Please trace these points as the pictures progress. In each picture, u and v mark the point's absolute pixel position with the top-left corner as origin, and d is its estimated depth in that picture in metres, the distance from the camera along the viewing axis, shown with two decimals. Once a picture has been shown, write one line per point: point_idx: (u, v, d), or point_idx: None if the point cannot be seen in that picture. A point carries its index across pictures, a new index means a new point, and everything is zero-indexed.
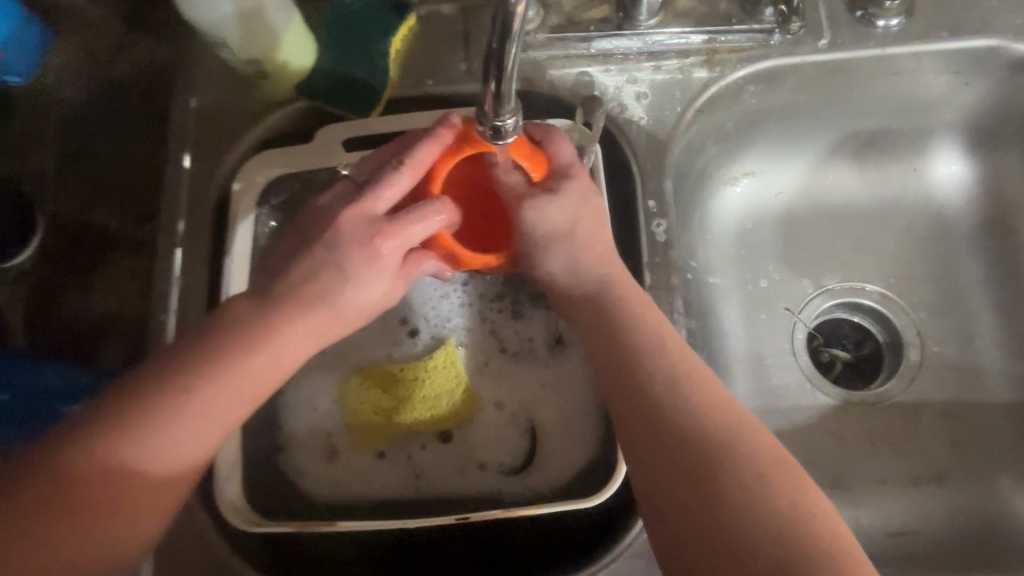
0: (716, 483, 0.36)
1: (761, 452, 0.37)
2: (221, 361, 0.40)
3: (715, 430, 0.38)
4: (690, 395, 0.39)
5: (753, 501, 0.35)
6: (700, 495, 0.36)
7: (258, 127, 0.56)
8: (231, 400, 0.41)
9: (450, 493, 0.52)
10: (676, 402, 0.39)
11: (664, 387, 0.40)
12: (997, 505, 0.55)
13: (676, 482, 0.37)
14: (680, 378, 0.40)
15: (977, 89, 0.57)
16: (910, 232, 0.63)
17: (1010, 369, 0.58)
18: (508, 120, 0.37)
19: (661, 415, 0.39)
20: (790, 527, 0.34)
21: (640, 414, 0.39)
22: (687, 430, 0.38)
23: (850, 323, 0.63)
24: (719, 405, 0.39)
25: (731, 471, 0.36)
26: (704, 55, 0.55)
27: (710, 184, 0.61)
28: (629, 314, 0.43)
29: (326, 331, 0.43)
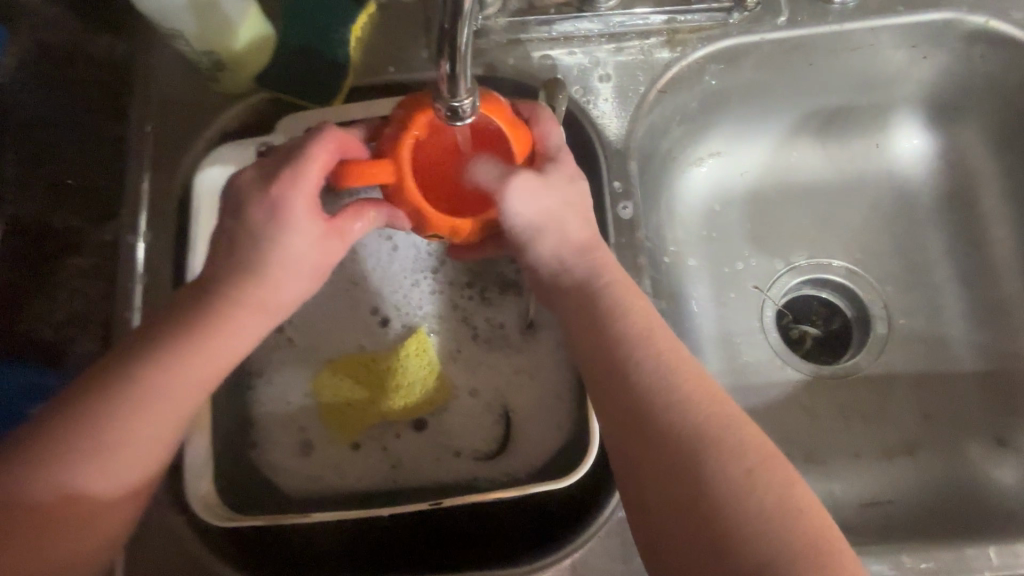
0: (700, 477, 0.35)
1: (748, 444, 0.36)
2: (169, 359, 0.40)
3: (699, 421, 0.37)
4: (675, 384, 0.38)
5: (735, 496, 0.34)
6: (681, 489, 0.35)
7: (217, 122, 0.56)
8: (181, 401, 0.40)
9: (426, 480, 0.52)
10: (658, 391, 0.38)
11: (650, 376, 0.39)
12: (966, 473, 0.55)
13: (657, 478, 0.36)
14: (664, 366, 0.39)
15: (934, 62, 0.58)
16: (874, 206, 0.63)
17: (977, 340, 0.59)
18: (465, 102, 0.37)
19: (642, 407, 0.38)
20: (775, 523, 0.33)
21: (623, 403, 0.38)
22: (672, 422, 0.37)
23: (818, 299, 0.64)
24: (705, 395, 0.38)
25: (713, 465, 0.35)
26: (665, 36, 0.55)
27: (676, 165, 0.62)
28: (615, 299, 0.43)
29: (262, 318, 0.43)
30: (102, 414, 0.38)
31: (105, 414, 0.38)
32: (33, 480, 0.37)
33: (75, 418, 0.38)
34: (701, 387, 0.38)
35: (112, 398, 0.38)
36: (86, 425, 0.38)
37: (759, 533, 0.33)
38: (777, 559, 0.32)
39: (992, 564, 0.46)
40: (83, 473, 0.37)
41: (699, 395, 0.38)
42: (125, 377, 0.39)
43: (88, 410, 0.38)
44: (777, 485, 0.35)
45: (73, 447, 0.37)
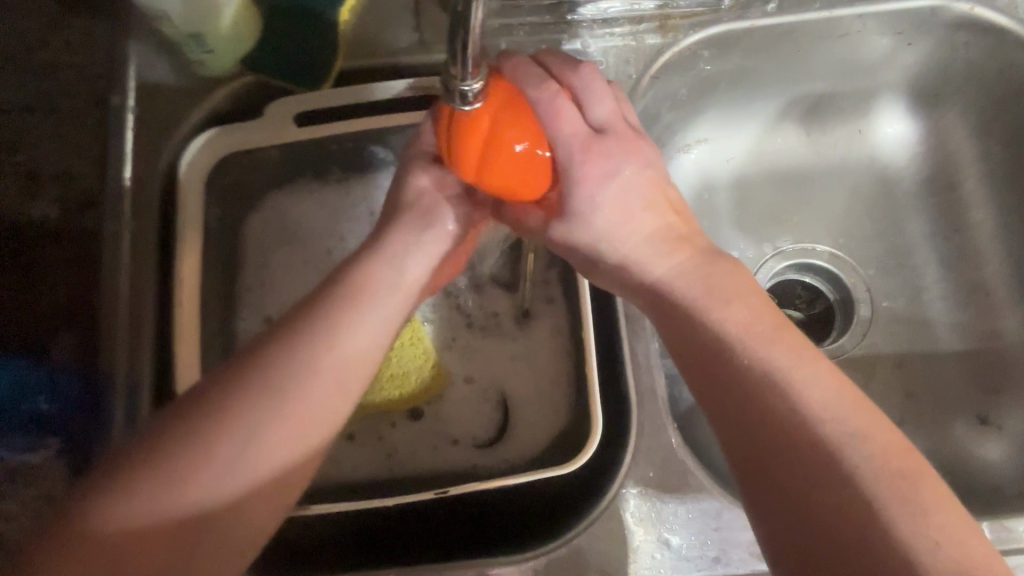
0: (845, 504, 0.30)
1: (903, 471, 0.31)
2: (297, 358, 0.36)
3: (845, 436, 0.31)
4: (817, 397, 0.33)
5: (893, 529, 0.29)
6: (819, 511, 0.30)
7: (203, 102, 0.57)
8: (316, 411, 0.36)
9: (422, 469, 0.51)
10: (787, 391, 0.33)
11: (785, 377, 0.34)
12: (953, 451, 0.57)
13: (794, 500, 0.31)
14: (797, 365, 0.34)
15: (917, 48, 0.59)
16: (857, 191, 0.64)
17: (960, 321, 0.60)
18: (474, 85, 0.34)
19: (775, 415, 0.33)
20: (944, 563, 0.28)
21: (751, 411, 0.33)
22: (814, 440, 0.32)
23: (801, 283, 0.64)
24: (846, 398, 0.33)
25: (866, 491, 0.30)
26: (657, 21, 0.56)
27: (665, 151, 0.62)
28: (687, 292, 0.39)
29: (383, 299, 0.40)
30: (238, 411, 0.34)
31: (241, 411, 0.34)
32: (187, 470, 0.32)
33: (209, 412, 0.34)
34: (840, 394, 0.33)
35: (245, 396, 0.35)
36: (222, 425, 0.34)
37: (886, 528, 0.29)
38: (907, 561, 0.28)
39: (986, 539, 0.47)
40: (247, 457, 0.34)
41: (843, 403, 0.33)
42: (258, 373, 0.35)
43: (216, 407, 0.34)
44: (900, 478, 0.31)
45: (234, 439, 0.33)
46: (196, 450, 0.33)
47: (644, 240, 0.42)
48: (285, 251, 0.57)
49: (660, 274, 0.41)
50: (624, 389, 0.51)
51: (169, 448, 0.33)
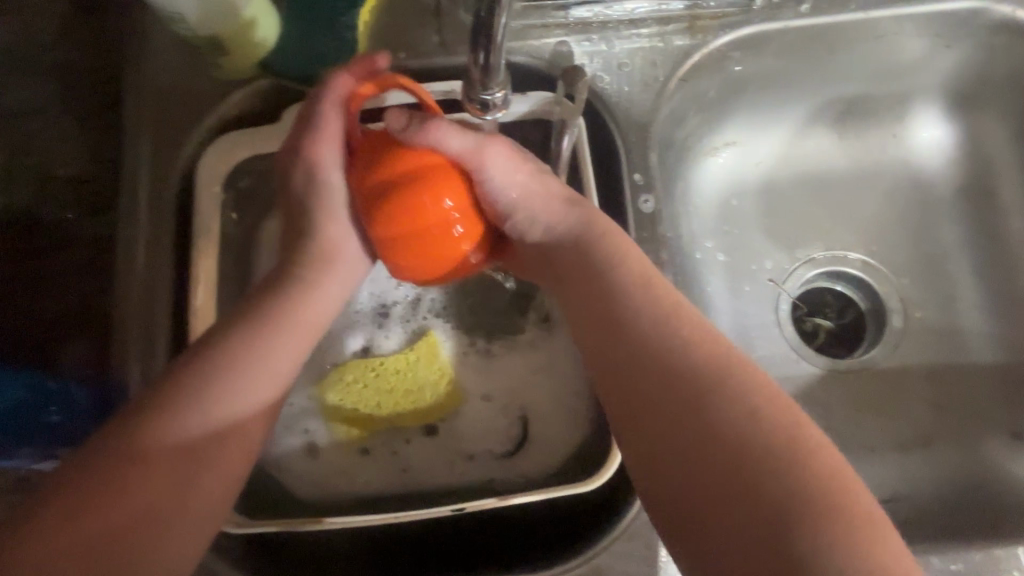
0: (700, 429, 0.33)
1: (741, 391, 0.34)
2: (278, 316, 0.40)
3: (698, 365, 0.35)
4: (666, 338, 0.37)
5: (737, 436, 0.33)
6: (687, 443, 0.34)
7: (216, 110, 0.53)
8: (286, 370, 0.39)
9: (442, 484, 0.51)
10: (648, 339, 0.37)
11: (646, 321, 0.38)
12: (986, 468, 0.55)
13: (663, 444, 0.34)
14: (653, 308, 0.38)
15: (957, 51, 0.57)
16: (891, 197, 0.62)
17: (994, 333, 0.58)
18: (497, 94, 0.35)
19: (641, 367, 0.37)
20: (781, 461, 0.32)
21: (627, 360, 0.37)
22: (670, 378, 0.35)
23: (831, 292, 0.62)
24: (693, 335, 0.37)
25: (721, 412, 0.34)
26: (685, 22, 0.54)
27: (692, 155, 0.60)
28: (597, 261, 0.41)
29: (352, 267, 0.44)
30: (229, 362, 0.37)
31: (232, 361, 0.37)
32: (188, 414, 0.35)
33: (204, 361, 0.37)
34: (687, 333, 0.37)
35: (234, 350, 0.38)
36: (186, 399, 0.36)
37: (774, 471, 0.31)
38: (792, 501, 0.30)
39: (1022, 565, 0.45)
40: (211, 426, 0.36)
41: (689, 339, 0.37)
42: (244, 330, 0.39)
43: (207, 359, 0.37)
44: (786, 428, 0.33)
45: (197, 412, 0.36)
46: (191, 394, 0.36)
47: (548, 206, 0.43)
48: None
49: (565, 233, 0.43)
50: None
51: (160, 408, 0.35)
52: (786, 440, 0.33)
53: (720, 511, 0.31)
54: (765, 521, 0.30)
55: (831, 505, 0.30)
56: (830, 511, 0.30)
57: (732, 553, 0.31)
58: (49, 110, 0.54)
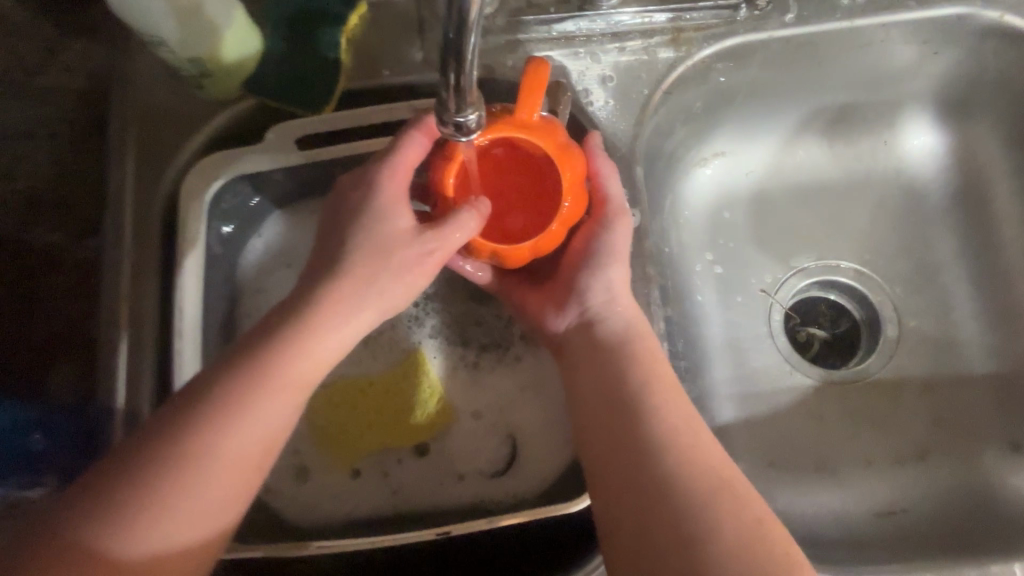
0: (686, 510, 0.36)
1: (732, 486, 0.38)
2: (232, 415, 0.37)
3: (683, 469, 0.38)
4: (671, 426, 0.40)
5: (723, 522, 0.36)
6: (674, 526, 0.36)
7: (205, 128, 0.53)
8: (272, 426, 0.39)
9: (431, 505, 0.50)
10: (654, 422, 0.40)
11: (651, 404, 0.41)
12: (984, 480, 0.54)
13: (648, 523, 0.36)
14: (659, 395, 0.41)
15: (946, 56, 0.56)
16: (884, 206, 0.62)
17: (990, 343, 0.58)
18: (470, 116, 0.35)
19: (641, 449, 0.39)
20: (760, 554, 0.35)
21: (620, 442, 0.40)
22: (666, 462, 0.38)
23: (825, 300, 0.62)
24: (691, 428, 0.40)
25: (698, 517, 0.36)
26: (669, 34, 0.53)
27: (680, 167, 0.60)
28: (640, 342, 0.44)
29: (335, 330, 0.41)
30: (172, 475, 0.35)
31: (177, 468, 0.36)
32: (135, 518, 0.34)
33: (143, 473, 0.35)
34: (687, 424, 0.40)
35: (189, 431, 0.36)
36: (168, 454, 0.36)
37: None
38: None
39: None
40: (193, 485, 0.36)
41: (683, 442, 0.39)
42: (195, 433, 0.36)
43: (150, 468, 0.35)
44: (763, 544, 0.35)
45: (178, 472, 0.36)
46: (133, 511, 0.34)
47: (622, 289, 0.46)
48: (285, 275, 0.55)
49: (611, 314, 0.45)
50: None
51: (147, 460, 0.36)
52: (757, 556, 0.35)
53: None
54: None
55: None
56: None
57: None
58: (31, 134, 0.53)
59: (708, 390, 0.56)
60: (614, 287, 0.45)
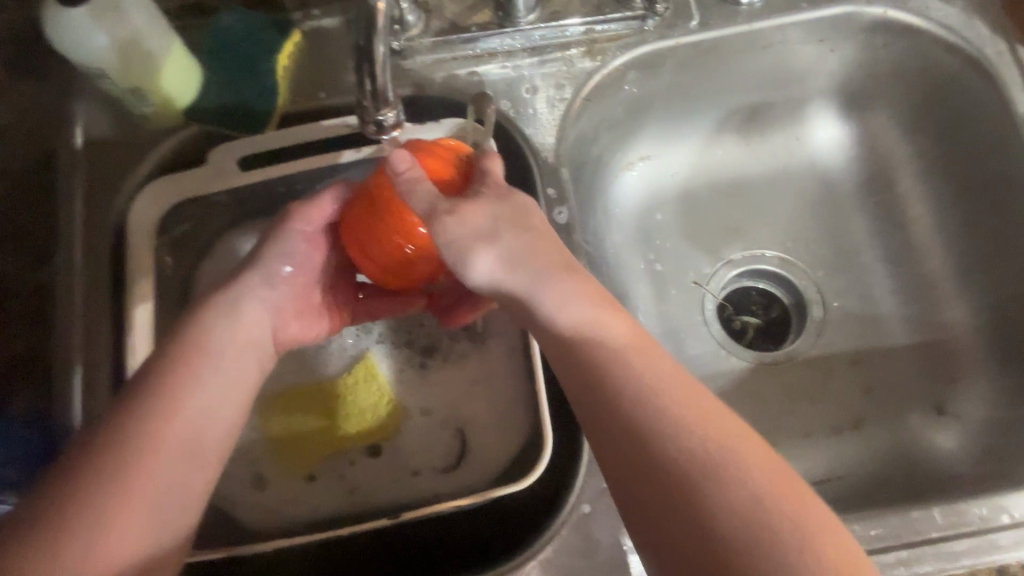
0: (730, 509, 0.32)
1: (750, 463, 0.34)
2: (172, 398, 0.39)
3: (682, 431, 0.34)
4: (664, 396, 0.36)
5: (769, 512, 0.32)
6: (722, 526, 0.32)
7: (150, 156, 0.56)
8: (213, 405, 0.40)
9: (387, 502, 0.52)
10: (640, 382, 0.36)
11: (641, 387, 0.36)
12: (912, 443, 0.57)
13: (705, 562, 0.31)
14: (658, 390, 0.36)
15: (842, 52, 0.60)
16: (801, 196, 0.66)
17: (907, 315, 0.61)
18: (387, 116, 0.39)
19: (656, 444, 0.34)
20: (799, 536, 0.32)
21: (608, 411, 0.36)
22: (678, 455, 0.34)
23: (755, 289, 0.66)
24: (692, 403, 0.36)
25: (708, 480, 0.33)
26: (585, 46, 0.57)
27: (608, 171, 0.63)
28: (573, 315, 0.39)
29: (226, 363, 0.42)
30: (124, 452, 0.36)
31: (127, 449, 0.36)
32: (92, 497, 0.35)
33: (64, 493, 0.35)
34: (673, 380, 0.37)
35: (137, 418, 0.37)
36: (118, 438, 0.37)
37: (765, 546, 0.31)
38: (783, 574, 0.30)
39: (937, 524, 0.47)
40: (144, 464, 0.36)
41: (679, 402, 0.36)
42: (117, 450, 0.36)
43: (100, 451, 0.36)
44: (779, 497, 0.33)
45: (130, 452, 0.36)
46: (48, 546, 0.33)
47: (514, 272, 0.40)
48: None
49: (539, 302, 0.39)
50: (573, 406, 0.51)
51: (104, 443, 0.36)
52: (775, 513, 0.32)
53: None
54: None
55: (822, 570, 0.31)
56: None
57: None
58: None
59: None
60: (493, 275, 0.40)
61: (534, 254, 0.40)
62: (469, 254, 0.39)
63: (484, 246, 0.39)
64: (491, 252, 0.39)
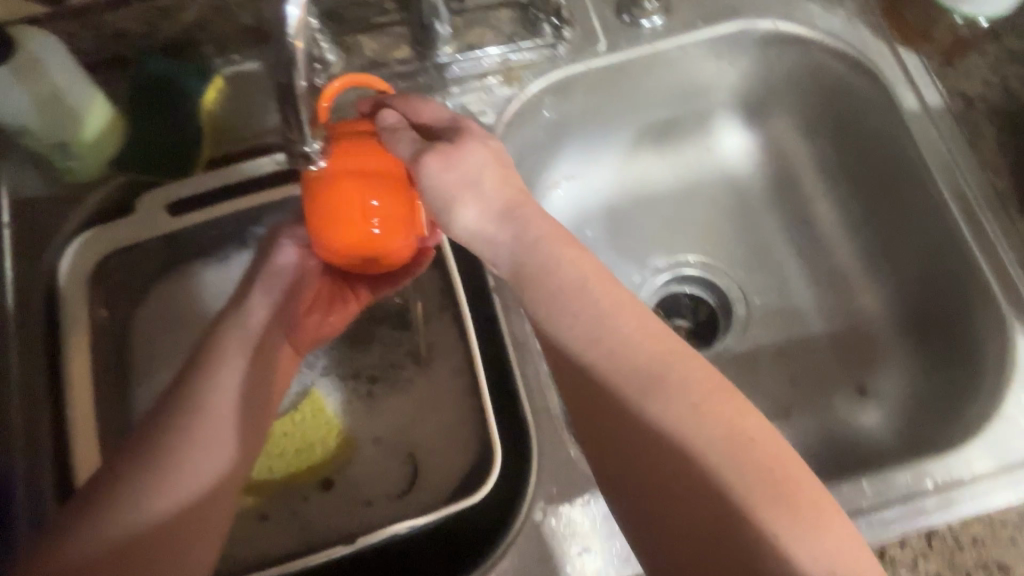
0: (668, 423, 0.36)
1: (707, 389, 0.36)
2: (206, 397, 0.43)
3: (638, 370, 0.37)
4: (623, 334, 0.38)
5: (721, 437, 0.35)
6: (660, 436, 0.36)
7: (77, 211, 0.55)
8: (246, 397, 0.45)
9: (343, 531, 0.52)
10: (598, 322, 0.38)
11: (599, 326, 0.38)
12: (840, 421, 0.61)
13: (664, 481, 0.36)
14: (615, 328, 0.38)
15: (739, 64, 0.65)
16: (716, 202, 0.70)
17: (823, 305, 0.65)
18: (314, 146, 0.40)
19: (605, 367, 0.37)
20: (749, 455, 0.35)
21: (569, 355, 0.39)
22: (635, 392, 0.37)
23: (685, 295, 0.68)
24: (650, 338, 0.38)
25: (660, 416, 0.36)
26: (502, 74, 0.60)
27: (536, 192, 0.66)
28: (549, 259, 0.40)
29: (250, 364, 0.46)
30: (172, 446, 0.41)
31: (171, 442, 0.41)
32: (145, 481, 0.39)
33: (105, 490, 0.39)
34: (631, 311, 0.38)
35: (179, 413, 0.42)
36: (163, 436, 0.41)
37: (715, 470, 0.35)
38: (729, 492, 0.34)
39: (867, 496, 0.49)
40: (187, 453, 0.41)
41: (636, 340, 0.37)
42: (162, 451, 0.41)
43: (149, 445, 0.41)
44: (730, 420, 0.36)
45: (176, 442, 0.41)
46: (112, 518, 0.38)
47: (488, 217, 0.41)
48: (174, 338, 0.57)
49: (504, 253, 0.41)
50: (521, 418, 0.53)
51: (153, 439, 0.41)
52: (727, 435, 0.35)
53: (689, 493, 0.35)
54: (704, 512, 0.35)
55: (768, 487, 0.34)
56: (760, 496, 0.34)
57: (676, 530, 0.36)
58: None
59: None
60: (473, 220, 0.41)
61: (508, 193, 0.42)
62: (451, 199, 0.41)
63: (466, 199, 0.41)
64: (473, 196, 0.41)
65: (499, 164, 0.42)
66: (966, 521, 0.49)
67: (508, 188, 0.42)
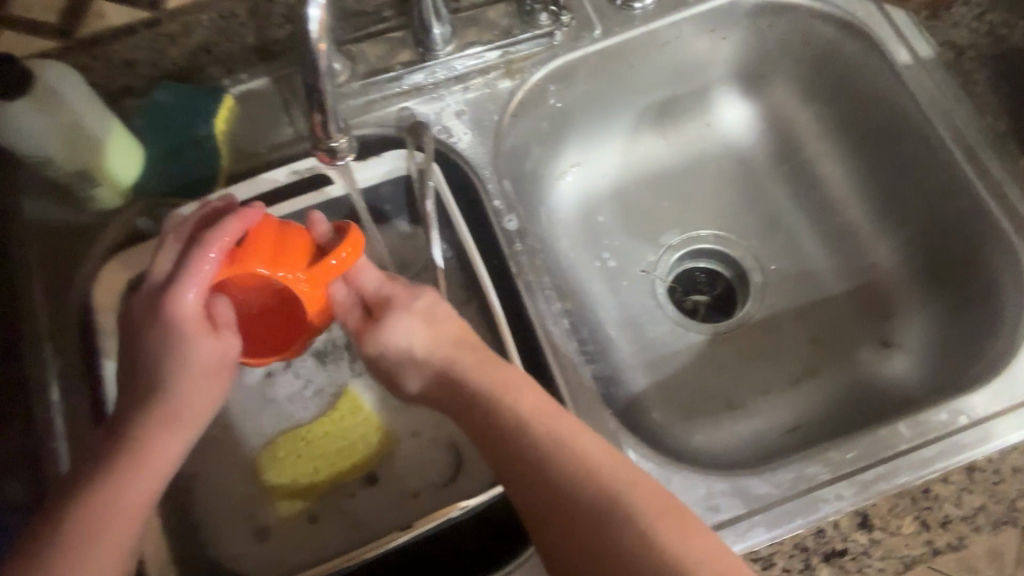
0: (605, 519, 0.39)
1: (633, 491, 0.41)
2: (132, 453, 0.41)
3: (570, 477, 0.41)
4: (557, 445, 0.42)
5: (652, 530, 0.39)
6: (594, 530, 0.39)
7: (102, 238, 0.57)
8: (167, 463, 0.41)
9: (394, 525, 0.53)
10: (533, 435, 0.43)
11: (536, 437, 0.43)
12: (865, 374, 0.62)
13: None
14: (549, 441, 0.43)
15: (732, 39, 0.66)
16: (720, 175, 0.71)
17: (837, 264, 0.67)
18: (340, 141, 0.42)
19: (547, 468, 0.42)
20: (680, 548, 0.39)
21: (512, 460, 0.43)
22: (571, 490, 0.41)
23: (699, 269, 0.70)
24: (588, 446, 0.43)
25: (597, 514, 0.40)
26: (502, 68, 0.61)
27: (545, 181, 0.67)
28: (478, 392, 0.46)
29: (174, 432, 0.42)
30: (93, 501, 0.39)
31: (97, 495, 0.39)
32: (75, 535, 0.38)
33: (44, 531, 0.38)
34: (567, 425, 0.44)
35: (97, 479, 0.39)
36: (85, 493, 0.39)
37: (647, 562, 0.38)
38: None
39: (905, 437, 0.50)
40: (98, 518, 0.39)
41: (571, 450, 0.42)
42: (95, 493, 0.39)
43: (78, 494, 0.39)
44: (654, 516, 0.40)
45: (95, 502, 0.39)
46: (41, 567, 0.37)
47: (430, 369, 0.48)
48: None
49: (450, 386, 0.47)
50: None
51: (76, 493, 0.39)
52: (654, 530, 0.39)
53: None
54: None
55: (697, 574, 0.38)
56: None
57: None
58: None
59: (618, 366, 0.63)
60: (416, 380, 0.48)
61: (448, 344, 0.48)
62: (400, 363, 0.48)
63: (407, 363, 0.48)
64: (409, 361, 0.48)
65: (442, 316, 0.48)
66: (1005, 452, 0.50)
67: (443, 335, 0.48)
